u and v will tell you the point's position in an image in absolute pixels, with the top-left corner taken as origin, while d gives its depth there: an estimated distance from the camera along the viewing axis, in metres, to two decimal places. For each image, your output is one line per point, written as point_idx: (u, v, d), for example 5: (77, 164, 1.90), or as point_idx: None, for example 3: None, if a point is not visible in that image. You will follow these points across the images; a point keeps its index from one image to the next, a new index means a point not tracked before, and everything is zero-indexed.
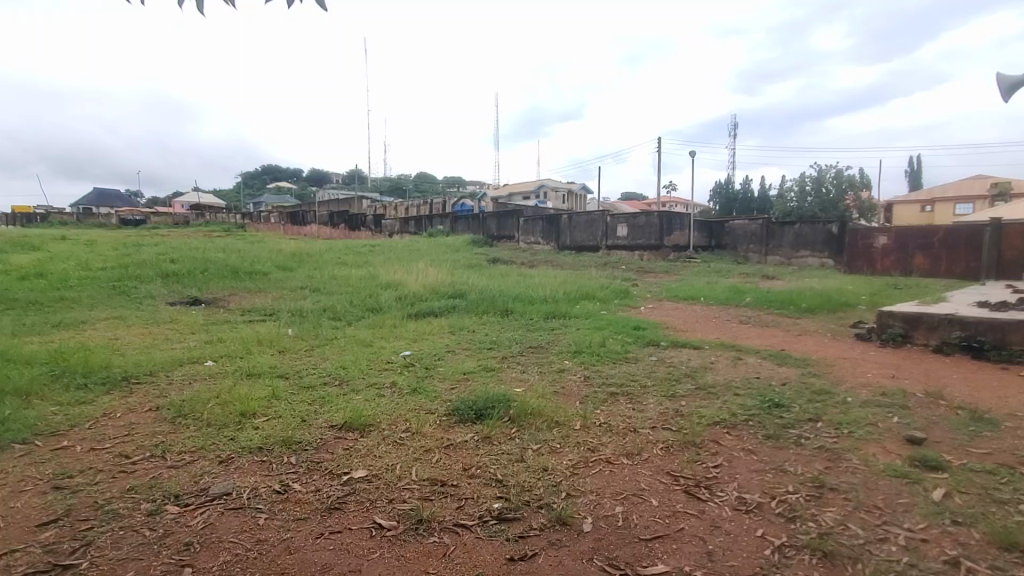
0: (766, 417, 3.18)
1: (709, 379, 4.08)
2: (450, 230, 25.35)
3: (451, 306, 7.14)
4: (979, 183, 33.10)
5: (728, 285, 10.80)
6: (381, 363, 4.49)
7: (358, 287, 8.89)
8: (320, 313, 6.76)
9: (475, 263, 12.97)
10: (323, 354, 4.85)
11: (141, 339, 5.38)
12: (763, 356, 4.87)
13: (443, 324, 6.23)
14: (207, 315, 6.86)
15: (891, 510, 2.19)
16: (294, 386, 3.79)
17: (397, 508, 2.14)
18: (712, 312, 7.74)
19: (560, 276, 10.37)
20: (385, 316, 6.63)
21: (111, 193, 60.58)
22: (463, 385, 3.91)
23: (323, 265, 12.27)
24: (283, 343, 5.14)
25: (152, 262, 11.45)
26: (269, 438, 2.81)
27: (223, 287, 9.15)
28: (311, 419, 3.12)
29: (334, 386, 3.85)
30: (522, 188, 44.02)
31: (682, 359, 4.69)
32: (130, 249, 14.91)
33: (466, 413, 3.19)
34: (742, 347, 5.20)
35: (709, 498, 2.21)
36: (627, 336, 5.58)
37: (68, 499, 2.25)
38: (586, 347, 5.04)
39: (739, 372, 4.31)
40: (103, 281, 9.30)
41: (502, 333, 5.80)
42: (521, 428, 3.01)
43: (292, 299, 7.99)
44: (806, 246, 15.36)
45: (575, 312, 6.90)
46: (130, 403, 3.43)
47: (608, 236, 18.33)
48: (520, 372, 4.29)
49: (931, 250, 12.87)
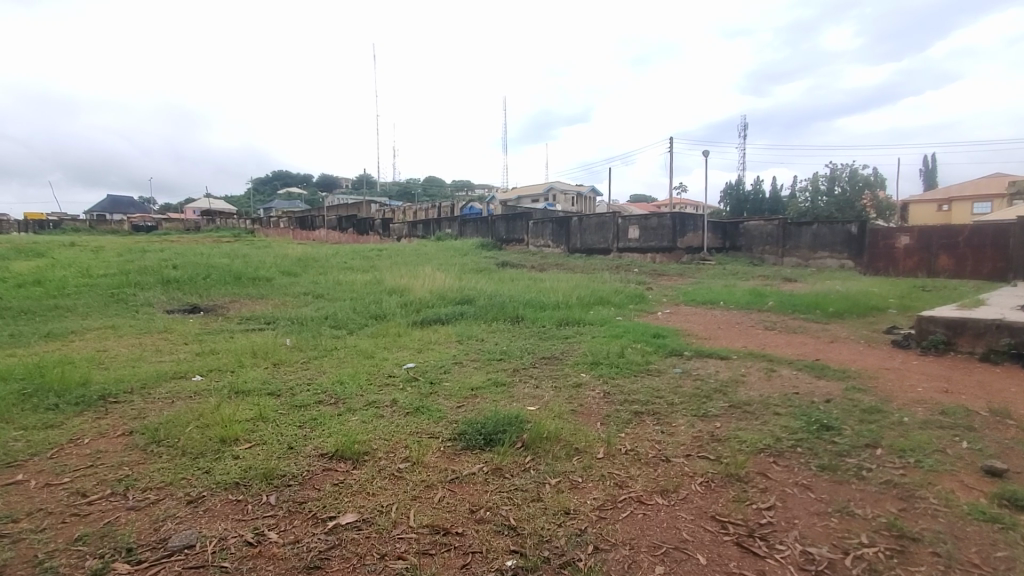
0: (816, 443, 2.78)
1: (744, 395, 3.67)
2: (458, 234, 25.05)
3: (458, 312, 6.77)
4: (998, 181, 32.28)
5: (747, 288, 10.36)
6: (381, 378, 4.13)
7: (363, 292, 8.56)
8: (319, 321, 6.43)
9: (484, 267, 12.63)
10: (319, 366, 4.50)
11: (129, 351, 5.09)
12: (798, 367, 4.45)
13: (450, 332, 5.87)
14: (203, 324, 6.57)
15: (991, 569, 1.79)
16: (285, 405, 3.45)
17: (389, 568, 1.78)
18: (735, 317, 7.30)
19: (572, 280, 9.99)
20: (388, 324, 6.28)
21: (123, 200, 61.16)
22: (471, 403, 3.54)
23: (327, 270, 11.96)
24: (278, 355, 4.80)
25: (153, 268, 11.22)
26: (247, 470, 2.47)
27: (224, 294, 8.87)
28: (298, 446, 2.78)
29: (328, 405, 3.49)
30: (531, 190, 43.66)
31: (709, 371, 4.28)
32: (135, 254, 14.70)
33: (474, 439, 2.82)
34: (773, 358, 4.77)
35: (768, 555, 1.82)
36: (647, 345, 5.19)
37: (4, 552, 1.94)
38: (604, 358, 4.66)
39: (775, 386, 3.90)
40: (101, 288, 9.05)
41: (512, 343, 5.42)
42: (537, 457, 2.64)
43: (293, 306, 7.67)
44: (824, 247, 14.86)
45: (590, 319, 6.50)
46: (100, 426, 3.12)
47: (619, 238, 17.88)
48: (532, 388, 3.91)
49: (956, 250, 12.36)
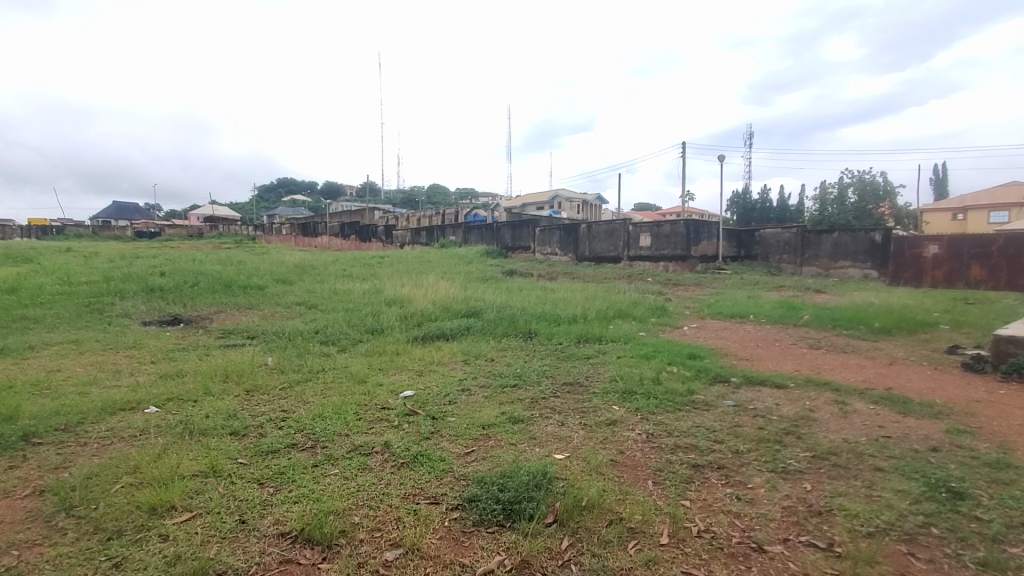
0: (956, 521, 2.05)
1: (826, 441, 2.92)
2: (462, 242, 24.42)
3: (464, 326, 6.05)
4: (1014, 188, 31.49)
5: (775, 299, 9.60)
6: (371, 412, 3.40)
7: (360, 303, 7.86)
8: (308, 337, 5.70)
9: (491, 276, 11.94)
10: (301, 393, 3.81)
11: (83, 372, 4.39)
12: (873, 400, 3.70)
13: (455, 350, 5.15)
14: (179, 338, 5.87)
15: None
16: (247, 450, 2.73)
17: None
18: (772, 333, 6.56)
19: (586, 290, 9.28)
20: (384, 340, 5.55)
21: (128, 206, 61.14)
22: (482, 448, 2.81)
23: (325, 279, 11.28)
24: (253, 379, 4.09)
25: (139, 274, 10.55)
26: (174, 566, 1.78)
27: (210, 304, 8.19)
28: (253, 519, 2.08)
29: (303, 450, 2.77)
30: (535, 198, 43.07)
31: (768, 405, 3.54)
32: (126, 260, 14.00)
33: (489, 510, 2.10)
34: (839, 386, 4.02)
35: None
36: (685, 368, 4.45)
37: None
38: (637, 385, 3.94)
39: (856, 427, 3.17)
40: (78, 296, 8.38)
41: (526, 365, 4.69)
42: (577, 542, 1.92)
43: (282, 319, 6.95)
44: (846, 256, 14.00)
45: (612, 336, 5.76)
46: (7, 483, 2.45)
47: (630, 246, 17.12)
48: (555, 427, 3.17)
49: (990, 260, 11.74)
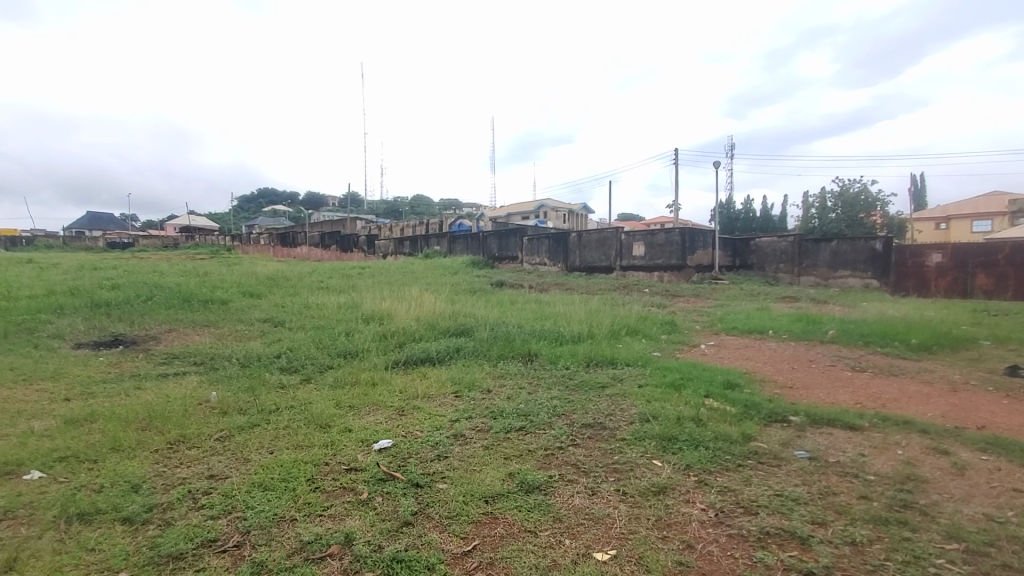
0: None
1: (965, 517, 2.12)
2: (448, 252, 23.52)
3: (452, 348, 5.16)
4: (995, 198, 31.73)
5: (788, 312, 8.87)
6: (333, 477, 2.49)
7: (334, 319, 6.92)
8: (266, 363, 4.76)
9: (479, 288, 11.08)
10: (243, 445, 2.88)
11: None
12: (980, 448, 2.90)
13: (443, 379, 4.24)
14: (111, 365, 4.88)
15: None
16: (136, 559, 1.83)
17: None
18: (802, 351, 5.79)
19: (585, 304, 8.47)
20: (358, 366, 4.62)
21: (103, 216, 59.33)
22: (487, 542, 1.94)
23: (298, 291, 10.31)
24: (184, 424, 3.15)
25: (88, 288, 9.44)
26: None
27: (162, 321, 7.17)
28: None
29: (223, 552, 1.87)
30: (521, 208, 42.31)
31: (856, 457, 2.72)
32: (81, 273, 12.77)
33: None
34: (925, 426, 3.21)
35: None
36: (728, 403, 3.62)
37: None
38: (679, 428, 3.08)
39: (988, 492, 2.36)
40: (9, 312, 7.31)
41: (531, 398, 3.80)
42: None
43: (241, 340, 5.98)
44: (845, 265, 13.04)
45: (627, 359, 4.91)
46: None
47: (622, 255, 16.38)
48: (584, 498, 2.31)
49: (996, 269, 11.36)
